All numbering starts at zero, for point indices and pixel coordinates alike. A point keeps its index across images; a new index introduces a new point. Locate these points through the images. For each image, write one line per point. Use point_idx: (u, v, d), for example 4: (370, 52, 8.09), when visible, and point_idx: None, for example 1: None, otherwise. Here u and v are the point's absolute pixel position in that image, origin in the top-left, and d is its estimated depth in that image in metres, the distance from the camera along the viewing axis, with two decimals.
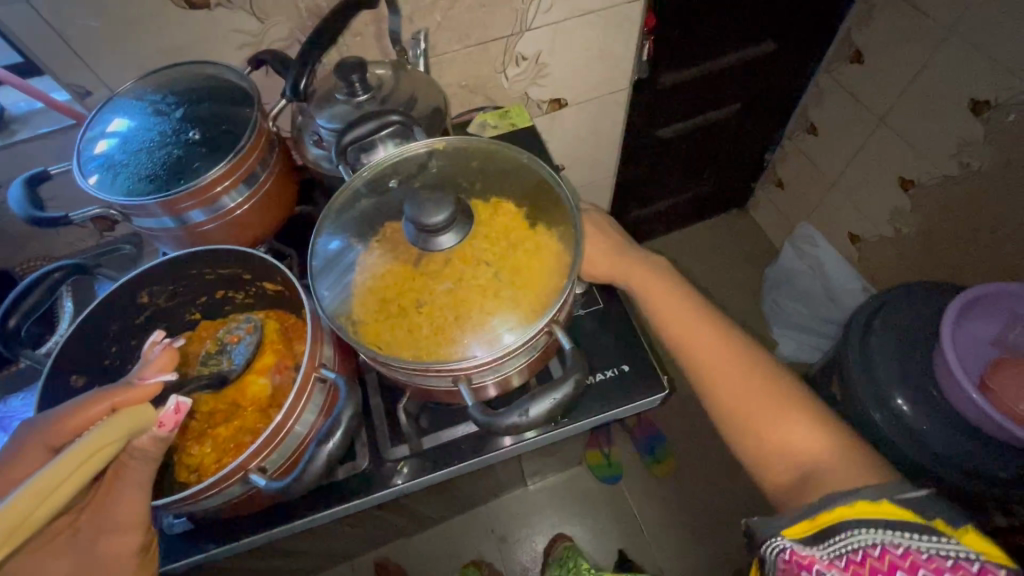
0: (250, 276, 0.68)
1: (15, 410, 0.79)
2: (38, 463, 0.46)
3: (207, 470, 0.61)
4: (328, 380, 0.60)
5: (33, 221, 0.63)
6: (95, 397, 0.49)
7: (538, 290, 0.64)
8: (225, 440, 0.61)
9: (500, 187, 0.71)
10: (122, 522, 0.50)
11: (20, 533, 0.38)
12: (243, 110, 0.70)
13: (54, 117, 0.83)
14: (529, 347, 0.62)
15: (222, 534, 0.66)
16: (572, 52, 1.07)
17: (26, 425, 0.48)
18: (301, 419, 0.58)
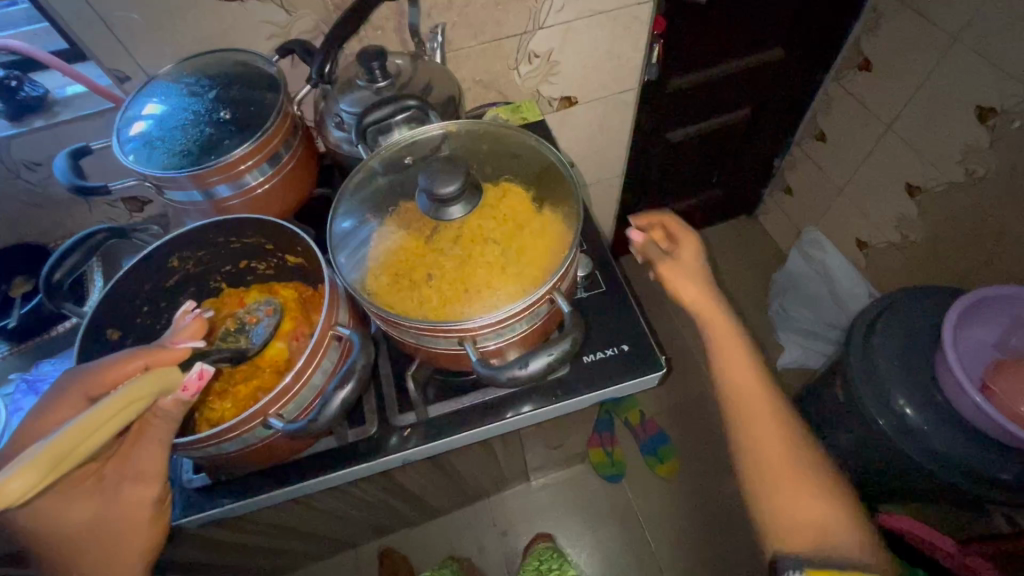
0: (272, 246, 0.71)
1: (45, 373, 0.87)
2: (76, 409, 0.53)
3: (224, 418, 0.65)
4: (343, 338, 0.64)
5: (75, 190, 0.68)
6: (131, 356, 0.55)
7: (540, 261, 0.68)
8: (238, 396, 0.66)
9: (508, 170, 0.75)
10: (142, 472, 0.55)
11: (66, 462, 0.44)
12: (271, 94, 0.75)
13: (94, 100, 0.89)
14: (531, 313, 0.65)
15: (237, 491, 0.69)
16: (582, 51, 1.11)
17: (70, 374, 0.55)
18: (313, 376, 0.62)
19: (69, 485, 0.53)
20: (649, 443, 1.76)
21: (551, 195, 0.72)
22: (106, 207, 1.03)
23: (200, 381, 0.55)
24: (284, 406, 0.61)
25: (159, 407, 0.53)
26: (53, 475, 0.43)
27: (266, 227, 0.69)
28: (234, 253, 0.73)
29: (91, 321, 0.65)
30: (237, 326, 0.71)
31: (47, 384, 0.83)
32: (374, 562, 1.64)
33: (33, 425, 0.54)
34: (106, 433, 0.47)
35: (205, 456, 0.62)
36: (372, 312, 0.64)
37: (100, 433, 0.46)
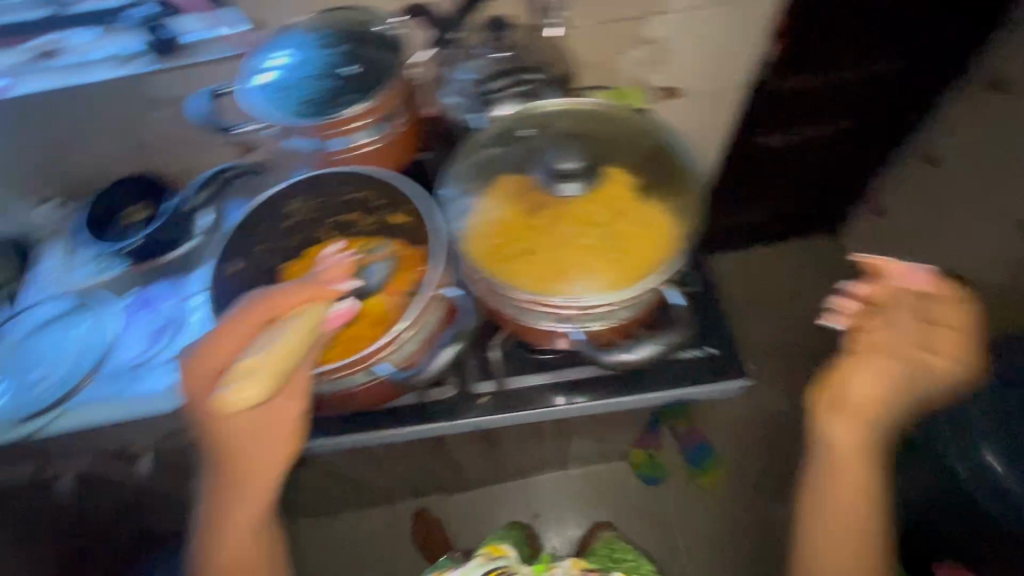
0: (383, 202, 0.74)
1: (157, 295, 0.98)
2: (253, 327, 0.61)
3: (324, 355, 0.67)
4: (445, 299, 0.70)
5: (211, 125, 0.73)
6: (294, 289, 0.63)
7: (647, 250, 0.67)
8: (348, 340, 0.67)
9: (620, 155, 0.74)
10: (295, 387, 0.63)
11: (276, 376, 0.60)
12: (395, 55, 0.77)
13: (226, 46, 0.94)
14: (633, 300, 0.65)
15: (320, 428, 0.73)
16: (696, 42, 1.06)
17: (254, 295, 0.63)
18: (405, 339, 0.67)
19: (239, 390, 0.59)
20: (694, 453, 1.71)
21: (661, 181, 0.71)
22: (219, 147, 1.09)
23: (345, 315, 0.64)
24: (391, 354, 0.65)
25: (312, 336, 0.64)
26: (269, 387, 0.59)
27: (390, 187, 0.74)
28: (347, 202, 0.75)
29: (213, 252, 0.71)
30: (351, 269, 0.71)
31: (160, 305, 0.96)
32: (406, 519, 1.70)
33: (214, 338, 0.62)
34: (297, 355, 0.61)
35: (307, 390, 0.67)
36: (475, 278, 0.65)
37: (292, 356, 0.60)
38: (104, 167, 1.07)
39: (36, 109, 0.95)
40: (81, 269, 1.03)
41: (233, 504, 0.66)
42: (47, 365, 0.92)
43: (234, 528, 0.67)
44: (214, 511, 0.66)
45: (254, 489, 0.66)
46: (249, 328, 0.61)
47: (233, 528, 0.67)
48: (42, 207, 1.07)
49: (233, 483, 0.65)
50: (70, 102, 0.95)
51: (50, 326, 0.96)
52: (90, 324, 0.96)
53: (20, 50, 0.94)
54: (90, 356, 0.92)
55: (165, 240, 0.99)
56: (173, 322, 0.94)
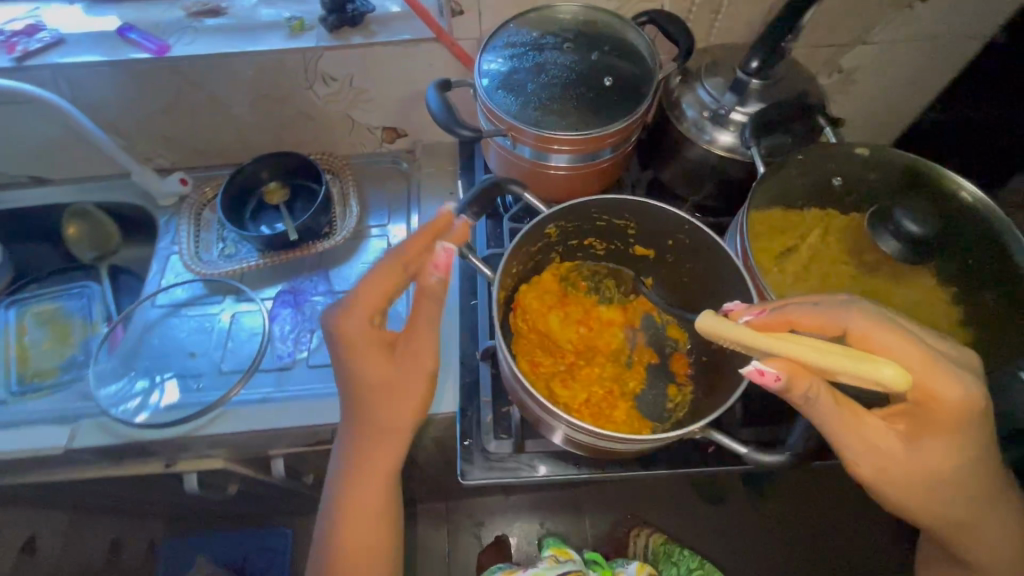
0: (635, 227, 0.64)
1: (305, 291, 0.91)
2: (388, 282, 0.56)
3: (584, 413, 0.60)
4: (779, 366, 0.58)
5: (445, 124, 0.66)
6: (420, 233, 0.60)
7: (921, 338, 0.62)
8: (611, 398, 0.63)
9: (955, 242, 0.63)
10: (414, 358, 0.59)
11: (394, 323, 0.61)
12: (649, 70, 0.69)
13: (410, 25, 0.85)
14: None
15: (539, 464, 0.68)
16: (887, 74, 0.99)
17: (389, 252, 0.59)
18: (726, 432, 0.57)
19: (369, 344, 0.57)
20: None
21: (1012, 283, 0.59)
22: (365, 132, 1.00)
23: (444, 258, 0.56)
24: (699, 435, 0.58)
25: (424, 287, 0.56)
26: None
27: (676, 224, 0.62)
28: (600, 229, 0.64)
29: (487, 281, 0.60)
30: (580, 301, 0.68)
31: (309, 303, 0.89)
32: None
33: (365, 295, 0.56)
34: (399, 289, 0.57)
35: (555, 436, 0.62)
36: None
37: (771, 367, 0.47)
38: (241, 140, 0.98)
39: (190, 75, 0.85)
40: (212, 254, 0.95)
41: (369, 456, 0.62)
42: (189, 358, 0.85)
43: (365, 495, 0.63)
44: (357, 466, 0.62)
45: (383, 453, 0.62)
46: (382, 286, 0.56)
47: (368, 492, 0.63)
48: (168, 179, 0.98)
49: (378, 446, 0.62)
50: (229, 72, 0.86)
51: (186, 313, 0.89)
52: (230, 318, 0.88)
53: (182, 8, 0.89)
54: (237, 353, 0.85)
55: (314, 229, 0.92)
56: (327, 326, 0.87)
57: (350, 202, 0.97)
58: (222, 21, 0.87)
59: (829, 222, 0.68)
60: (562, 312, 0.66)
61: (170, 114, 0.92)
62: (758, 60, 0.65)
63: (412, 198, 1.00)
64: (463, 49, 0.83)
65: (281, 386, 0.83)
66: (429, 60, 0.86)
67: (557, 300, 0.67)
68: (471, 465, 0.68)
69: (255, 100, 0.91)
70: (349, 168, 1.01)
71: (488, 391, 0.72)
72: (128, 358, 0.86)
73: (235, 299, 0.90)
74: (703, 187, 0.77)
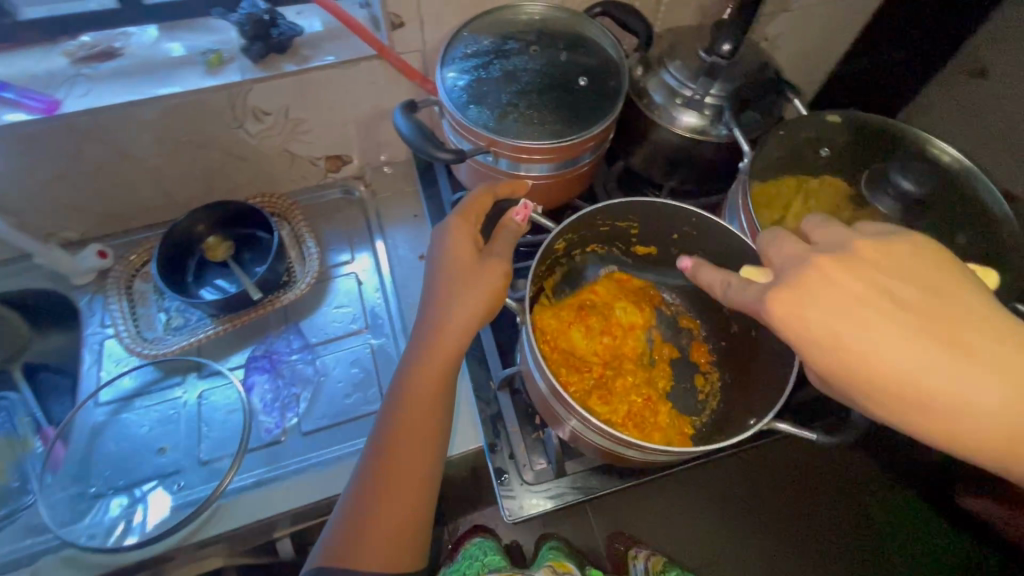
0: (636, 228, 0.66)
1: (279, 351, 0.82)
2: (462, 230, 0.58)
3: (627, 425, 0.60)
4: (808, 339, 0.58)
5: (416, 146, 0.62)
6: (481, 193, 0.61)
7: None
8: (648, 403, 0.63)
9: (941, 204, 0.63)
10: (484, 288, 0.55)
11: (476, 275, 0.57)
12: (619, 65, 0.68)
13: (344, 45, 0.77)
14: None
15: (585, 484, 0.66)
16: (806, 39, 1.02)
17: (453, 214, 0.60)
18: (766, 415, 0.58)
19: (461, 277, 0.56)
20: None
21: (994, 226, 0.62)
22: (307, 164, 0.91)
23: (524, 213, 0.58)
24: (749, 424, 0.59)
25: (503, 224, 0.58)
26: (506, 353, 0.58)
27: (683, 217, 0.63)
28: (605, 234, 0.65)
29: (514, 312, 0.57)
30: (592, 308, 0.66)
31: (286, 364, 0.81)
32: None
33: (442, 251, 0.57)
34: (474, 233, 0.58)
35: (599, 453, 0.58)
36: None
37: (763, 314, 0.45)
38: (162, 194, 0.86)
39: (91, 132, 0.72)
40: (157, 330, 0.83)
41: (399, 473, 0.56)
42: (159, 456, 0.74)
43: (388, 520, 0.54)
44: (382, 479, 0.55)
45: (417, 470, 0.56)
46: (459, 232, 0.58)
47: (388, 518, 0.54)
48: (81, 253, 0.83)
49: (410, 459, 0.56)
50: (140, 122, 0.74)
51: (141, 405, 0.77)
52: (198, 399, 0.77)
53: (64, 53, 0.75)
54: (216, 437, 0.75)
55: (274, 280, 0.82)
56: (314, 385, 0.79)
57: (306, 244, 0.88)
58: (120, 63, 0.75)
59: (811, 187, 0.67)
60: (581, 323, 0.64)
61: (70, 179, 0.77)
62: (729, 42, 0.65)
63: (373, 228, 0.92)
64: (407, 64, 0.77)
65: (277, 463, 0.74)
66: (372, 79, 0.80)
67: (575, 311, 0.65)
68: (515, 500, 0.65)
69: (176, 148, 0.79)
70: (296, 208, 0.91)
71: (514, 420, 0.69)
72: (83, 471, 0.73)
73: (197, 376, 0.79)
74: (678, 174, 0.76)
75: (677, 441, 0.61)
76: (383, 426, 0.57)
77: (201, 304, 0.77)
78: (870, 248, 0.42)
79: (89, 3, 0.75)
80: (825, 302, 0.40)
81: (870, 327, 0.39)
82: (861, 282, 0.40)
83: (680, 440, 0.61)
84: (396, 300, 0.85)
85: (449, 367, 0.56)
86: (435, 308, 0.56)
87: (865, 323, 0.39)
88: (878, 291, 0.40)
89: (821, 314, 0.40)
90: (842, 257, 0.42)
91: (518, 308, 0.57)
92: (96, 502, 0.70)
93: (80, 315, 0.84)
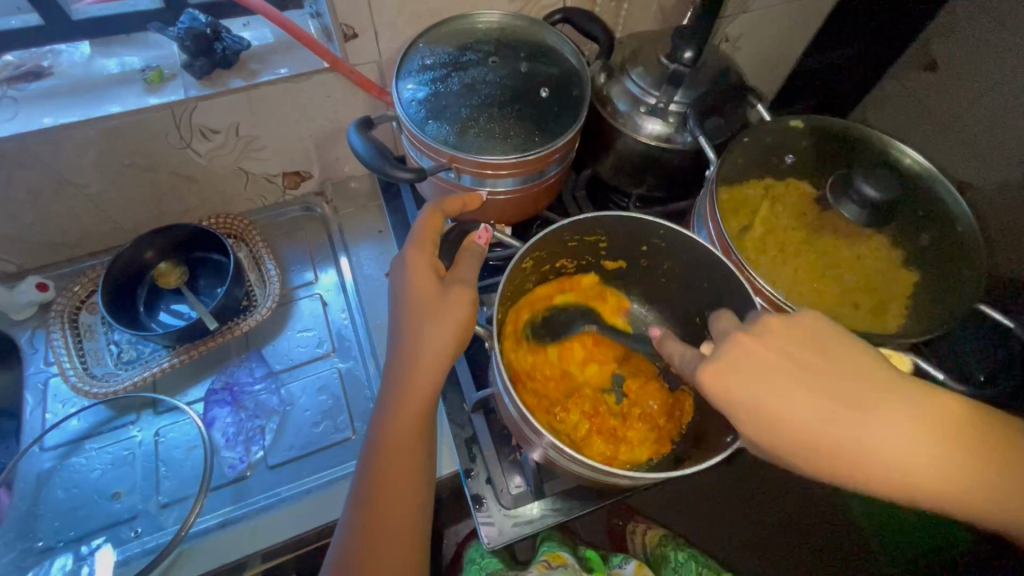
0: (605, 241, 0.65)
1: (241, 381, 0.78)
2: (420, 257, 0.55)
3: (595, 451, 0.60)
4: None
5: (374, 167, 0.59)
6: (432, 210, 0.59)
7: (893, 289, 0.61)
8: (625, 421, 0.63)
9: (902, 209, 0.64)
10: (454, 316, 0.52)
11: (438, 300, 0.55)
12: (581, 74, 0.66)
13: (295, 59, 0.74)
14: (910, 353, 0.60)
15: (564, 505, 0.64)
16: (764, 41, 1.02)
17: (409, 239, 0.57)
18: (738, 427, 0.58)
19: (427, 308, 0.53)
20: None
21: (954, 230, 0.63)
22: (263, 182, 0.87)
23: (486, 237, 0.58)
24: (726, 443, 0.56)
25: (465, 246, 0.56)
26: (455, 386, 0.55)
27: (651, 230, 0.62)
28: (570, 250, 0.65)
29: (485, 337, 0.55)
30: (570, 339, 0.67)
31: (250, 394, 0.77)
32: None
33: (401, 286, 0.54)
34: (434, 257, 0.56)
35: (575, 477, 0.57)
36: (756, 297, 0.57)
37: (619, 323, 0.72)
38: (107, 220, 0.81)
39: (21, 159, 0.67)
40: (108, 365, 0.78)
41: (382, 514, 0.53)
42: (113, 502, 0.69)
43: (374, 565, 0.52)
44: (363, 525, 0.53)
45: (401, 508, 0.54)
46: (418, 257, 0.55)
47: (375, 563, 0.52)
48: (20, 287, 0.78)
49: (395, 498, 0.54)
50: (75, 146, 0.69)
51: (93, 447, 0.72)
52: (155, 437, 0.73)
53: None
54: (175, 478, 0.70)
55: (232, 306, 0.78)
56: (280, 415, 0.75)
57: (265, 265, 0.84)
58: (51, 83, 0.69)
59: (776, 191, 0.67)
60: (555, 358, 0.65)
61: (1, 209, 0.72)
62: (691, 49, 0.65)
63: (336, 245, 0.89)
64: (363, 76, 0.74)
65: (244, 500, 0.70)
66: (327, 92, 0.77)
67: (551, 348, 0.65)
68: (493, 525, 0.63)
69: (118, 171, 0.74)
70: (254, 228, 0.87)
71: (490, 442, 0.67)
72: (28, 524, 0.67)
73: (154, 413, 0.74)
74: (645, 181, 0.75)
75: (646, 454, 0.62)
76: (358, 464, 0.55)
77: (153, 337, 0.72)
78: (779, 324, 0.48)
79: (11, 19, 0.70)
80: (742, 373, 0.46)
81: (782, 392, 0.46)
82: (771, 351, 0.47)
83: (649, 451, 0.62)
84: (363, 320, 0.82)
85: (422, 398, 0.53)
86: (402, 343, 0.53)
87: (782, 391, 0.46)
88: (796, 359, 0.47)
89: (748, 390, 0.45)
90: (757, 332, 0.48)
91: (486, 334, 0.55)
92: (44, 558, 0.65)
93: (21, 353, 0.78)
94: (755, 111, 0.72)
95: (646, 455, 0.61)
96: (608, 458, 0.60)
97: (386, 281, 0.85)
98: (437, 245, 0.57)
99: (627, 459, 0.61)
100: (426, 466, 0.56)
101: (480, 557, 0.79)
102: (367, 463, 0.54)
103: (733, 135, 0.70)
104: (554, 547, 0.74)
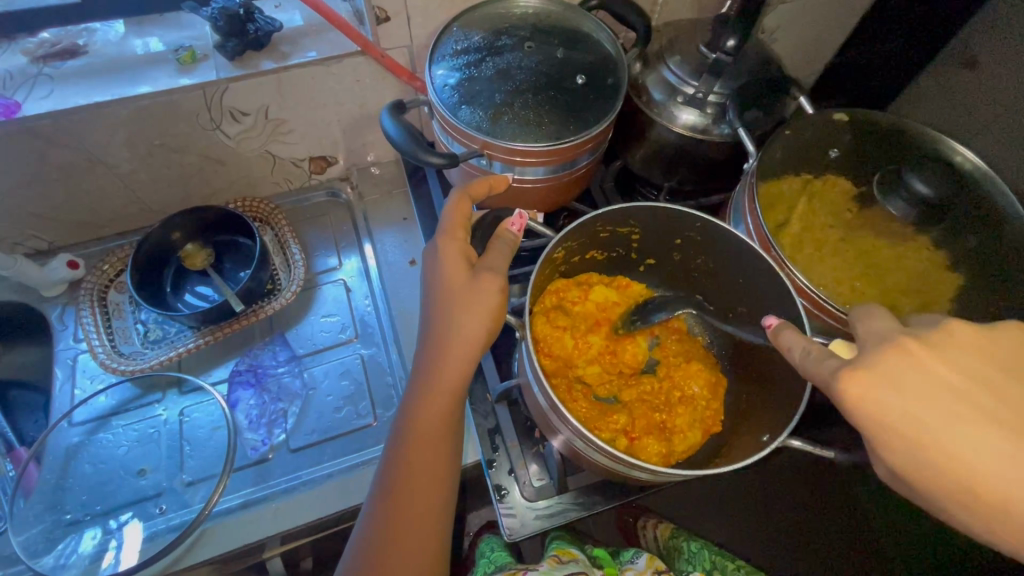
0: (639, 233, 0.64)
1: (264, 364, 0.78)
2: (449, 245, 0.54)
3: (631, 448, 0.58)
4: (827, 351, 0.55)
5: (403, 150, 0.59)
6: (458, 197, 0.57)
7: (936, 293, 0.58)
8: (669, 407, 0.61)
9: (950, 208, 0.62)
10: (483, 305, 0.51)
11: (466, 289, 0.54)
12: (618, 61, 0.65)
13: (326, 42, 0.74)
14: None
15: (587, 500, 0.64)
16: (803, 30, 0.99)
17: (439, 227, 0.56)
18: (767, 428, 0.56)
19: (456, 298, 0.52)
20: None
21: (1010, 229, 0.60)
22: (288, 166, 0.87)
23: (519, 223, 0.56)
24: (761, 441, 0.55)
25: (495, 234, 0.55)
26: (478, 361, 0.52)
27: (687, 222, 0.60)
28: (602, 241, 0.63)
29: (513, 328, 0.53)
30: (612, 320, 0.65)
31: (272, 376, 0.77)
32: None
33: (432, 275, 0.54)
34: (462, 244, 0.55)
35: (604, 471, 0.55)
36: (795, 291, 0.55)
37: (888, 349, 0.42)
38: (136, 201, 0.81)
39: (55, 136, 0.67)
40: (135, 343, 0.78)
41: (409, 501, 0.53)
42: (139, 478, 0.69)
43: (398, 552, 0.52)
44: (388, 512, 0.53)
45: (428, 494, 0.53)
46: (447, 244, 0.54)
47: (403, 550, 0.52)
48: (50, 264, 0.78)
49: (421, 485, 0.53)
50: (109, 125, 0.69)
51: (119, 424, 0.73)
52: (180, 416, 0.74)
53: (22, 51, 0.70)
54: (199, 457, 0.71)
55: (257, 289, 0.78)
56: (302, 400, 0.76)
57: (290, 249, 0.84)
58: (85, 61, 0.70)
59: (816, 187, 0.65)
60: (561, 329, 0.62)
61: (35, 185, 0.72)
62: (733, 39, 0.63)
63: (360, 231, 0.89)
64: (394, 60, 0.73)
65: (266, 482, 0.70)
66: (356, 77, 0.76)
67: (550, 317, 0.62)
68: (516, 517, 0.62)
69: (148, 151, 0.75)
70: (280, 212, 0.87)
71: (513, 434, 0.66)
72: (57, 497, 0.68)
73: (178, 392, 0.75)
74: (678, 173, 0.73)
75: (700, 437, 0.60)
76: (387, 450, 0.54)
77: (179, 317, 0.72)
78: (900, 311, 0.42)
79: None
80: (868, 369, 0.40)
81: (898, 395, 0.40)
82: (958, 376, 0.40)
83: (702, 433, 0.60)
84: (386, 306, 0.82)
85: (449, 388, 0.53)
86: (431, 330, 0.53)
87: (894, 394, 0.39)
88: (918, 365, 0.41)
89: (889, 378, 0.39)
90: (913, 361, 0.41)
91: (515, 323, 0.54)
92: (72, 531, 0.66)
93: (51, 329, 0.79)
94: (795, 103, 0.70)
95: (699, 436, 0.60)
96: (665, 455, 0.58)
97: (410, 268, 0.84)
98: (466, 232, 0.56)
99: (684, 448, 0.59)
100: (451, 455, 0.56)
101: (489, 554, 0.81)
102: (394, 447, 0.54)
103: (773, 127, 0.68)
104: (563, 544, 0.73)
